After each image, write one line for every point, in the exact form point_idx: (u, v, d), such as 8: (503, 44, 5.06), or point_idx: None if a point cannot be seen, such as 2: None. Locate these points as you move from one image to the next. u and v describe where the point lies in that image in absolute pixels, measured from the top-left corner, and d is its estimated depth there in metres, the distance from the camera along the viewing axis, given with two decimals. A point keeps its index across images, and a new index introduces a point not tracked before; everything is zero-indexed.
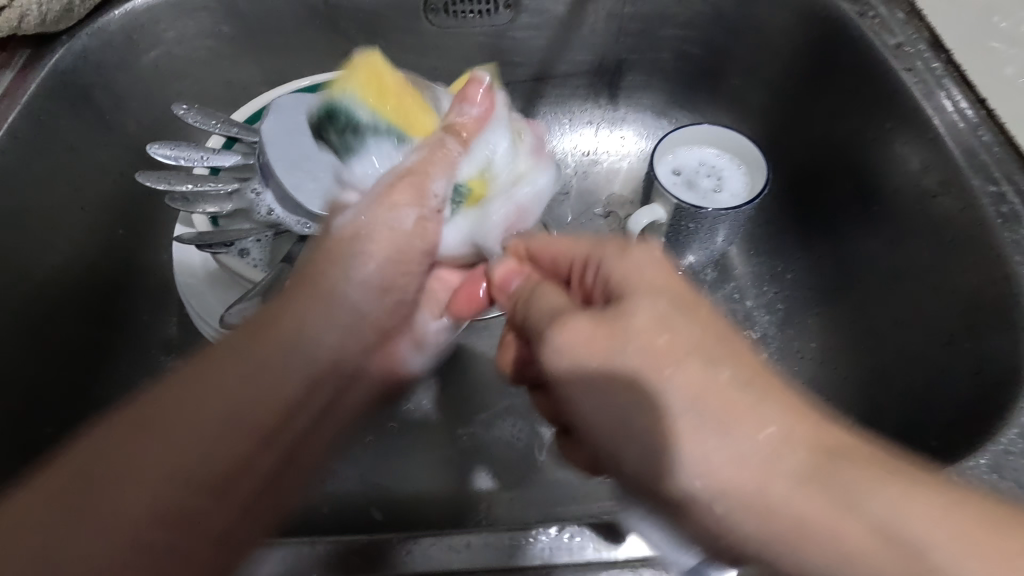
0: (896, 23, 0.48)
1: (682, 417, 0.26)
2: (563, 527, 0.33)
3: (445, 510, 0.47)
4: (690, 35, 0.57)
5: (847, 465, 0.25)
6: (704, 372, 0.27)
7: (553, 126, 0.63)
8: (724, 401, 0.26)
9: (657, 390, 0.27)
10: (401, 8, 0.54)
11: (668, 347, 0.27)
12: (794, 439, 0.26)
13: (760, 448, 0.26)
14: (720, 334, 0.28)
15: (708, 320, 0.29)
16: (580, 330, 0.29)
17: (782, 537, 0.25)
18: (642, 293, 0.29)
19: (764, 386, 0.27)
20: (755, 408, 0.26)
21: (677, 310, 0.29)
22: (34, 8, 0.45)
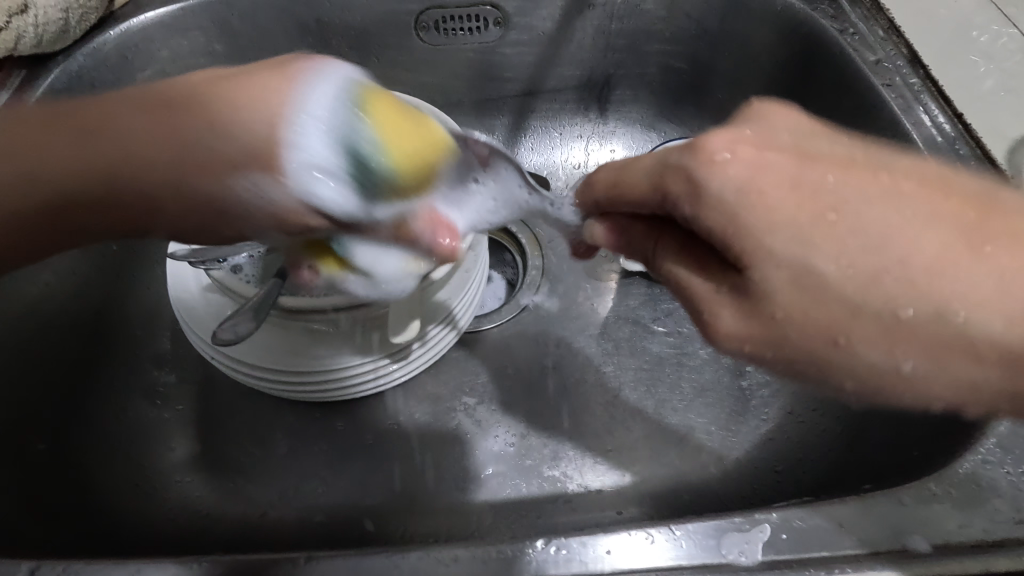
0: (875, 40, 0.50)
1: (890, 376, 0.26)
2: (549, 541, 0.32)
3: (436, 520, 0.47)
4: (676, 50, 0.58)
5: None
6: (880, 316, 0.25)
7: (542, 139, 0.65)
8: (918, 344, 0.26)
9: (849, 362, 0.26)
10: (391, 26, 0.56)
11: (835, 321, 0.26)
12: (988, 327, 0.25)
13: (962, 370, 0.26)
14: (858, 250, 0.25)
15: (841, 230, 0.25)
16: (727, 318, 0.27)
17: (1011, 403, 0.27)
18: (759, 261, 0.26)
19: (933, 297, 0.25)
20: (954, 330, 0.26)
21: (813, 249, 0.25)
22: (31, 29, 0.45)
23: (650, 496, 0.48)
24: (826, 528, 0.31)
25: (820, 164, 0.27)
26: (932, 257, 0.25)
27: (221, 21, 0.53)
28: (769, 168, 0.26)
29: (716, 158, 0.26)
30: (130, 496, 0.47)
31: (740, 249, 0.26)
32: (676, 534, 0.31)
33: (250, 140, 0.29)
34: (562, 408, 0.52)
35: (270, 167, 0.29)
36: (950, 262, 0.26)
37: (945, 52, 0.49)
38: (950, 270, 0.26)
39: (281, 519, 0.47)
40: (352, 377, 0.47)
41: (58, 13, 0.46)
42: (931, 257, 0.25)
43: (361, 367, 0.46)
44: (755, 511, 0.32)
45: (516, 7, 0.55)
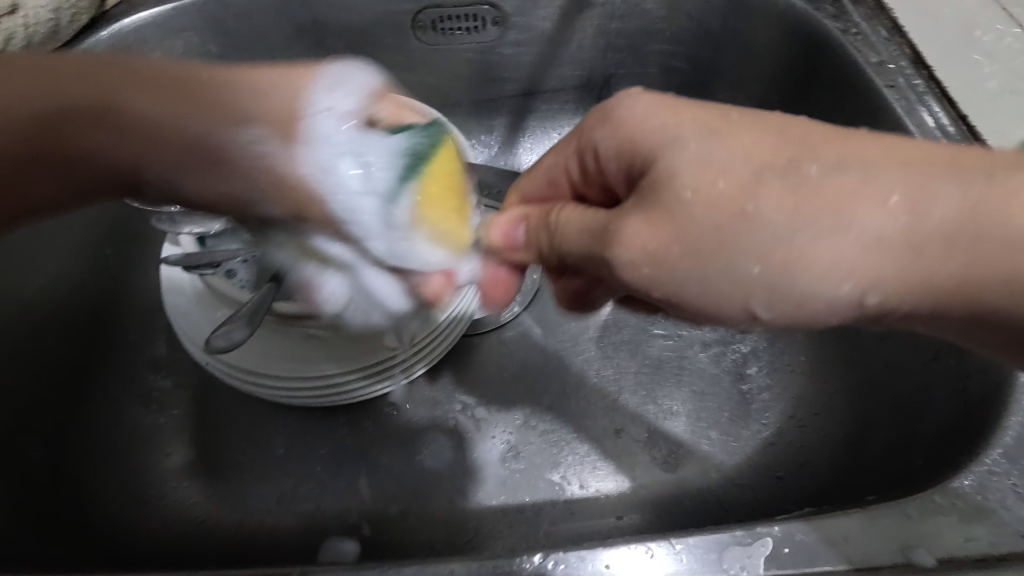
0: (879, 40, 0.49)
1: (787, 249, 0.26)
2: (547, 555, 0.31)
3: (432, 526, 0.47)
4: (676, 50, 0.57)
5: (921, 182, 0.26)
6: (784, 184, 0.27)
7: (541, 140, 0.64)
8: (830, 213, 0.26)
9: (747, 235, 0.27)
10: (389, 26, 0.55)
11: (734, 192, 0.27)
12: (896, 210, 0.25)
13: (868, 252, 0.26)
14: (754, 142, 0.28)
15: (725, 136, 0.28)
16: (636, 227, 0.28)
17: (939, 291, 0.26)
18: (667, 150, 0.29)
19: (816, 162, 0.27)
20: (816, 202, 0.26)
21: (709, 151, 0.28)
22: (21, 29, 0.44)
23: (649, 504, 0.47)
24: (830, 541, 0.30)
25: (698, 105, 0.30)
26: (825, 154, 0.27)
27: (216, 20, 0.52)
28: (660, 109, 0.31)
29: (619, 114, 0.32)
30: (124, 506, 0.46)
31: (649, 154, 0.30)
32: (677, 548, 0.31)
33: (249, 106, 0.33)
34: (562, 413, 0.52)
35: (287, 136, 0.33)
36: (804, 152, 0.27)
37: (949, 53, 0.48)
38: (840, 158, 0.27)
39: (278, 525, 0.47)
40: (355, 381, 0.46)
41: (49, 13, 0.46)
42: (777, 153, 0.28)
43: (361, 376, 0.46)
44: (757, 524, 0.31)
45: (515, 6, 0.54)
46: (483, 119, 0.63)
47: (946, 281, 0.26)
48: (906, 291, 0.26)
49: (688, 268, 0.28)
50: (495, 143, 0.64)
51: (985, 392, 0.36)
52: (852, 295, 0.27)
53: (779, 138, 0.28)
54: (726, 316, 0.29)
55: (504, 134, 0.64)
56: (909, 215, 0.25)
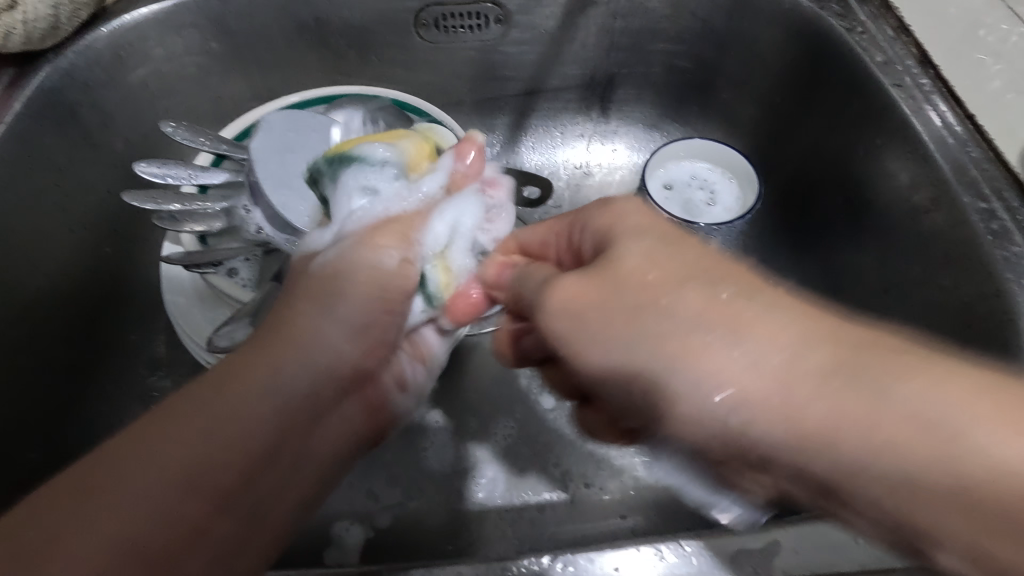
0: (885, 40, 0.49)
1: (675, 340, 0.26)
2: (556, 557, 0.31)
3: (434, 528, 0.47)
4: (680, 49, 0.57)
5: (869, 402, 0.24)
6: (702, 292, 0.27)
7: (544, 138, 0.63)
8: (749, 343, 0.25)
9: (648, 322, 0.27)
10: (392, 24, 0.54)
11: (655, 281, 0.27)
12: (768, 356, 0.25)
13: (783, 398, 0.25)
14: (698, 257, 0.28)
15: (677, 242, 0.29)
16: (576, 284, 0.29)
17: (788, 431, 0.25)
18: (628, 240, 0.29)
19: (725, 288, 0.27)
20: (722, 306, 0.26)
21: (653, 253, 0.28)
22: (21, 26, 0.44)
23: (654, 505, 0.47)
24: (837, 543, 0.31)
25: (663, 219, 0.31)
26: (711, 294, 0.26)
27: (217, 18, 0.52)
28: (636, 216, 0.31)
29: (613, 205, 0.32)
30: None
31: (602, 232, 0.31)
32: (686, 550, 0.30)
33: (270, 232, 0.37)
34: (565, 414, 0.51)
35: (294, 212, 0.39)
36: (756, 292, 0.27)
37: (956, 52, 0.48)
38: (755, 312, 0.26)
39: None
40: None
41: (48, 8, 0.45)
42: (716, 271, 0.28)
43: None
44: (767, 527, 0.31)
45: (518, 4, 0.54)
46: (486, 118, 0.62)
47: (904, 450, 0.23)
48: (772, 419, 0.25)
49: (599, 326, 0.28)
50: (497, 142, 0.63)
51: None
52: (715, 405, 0.26)
53: (758, 280, 0.27)
54: (616, 390, 0.29)
55: (506, 133, 0.63)
56: (794, 380, 0.25)
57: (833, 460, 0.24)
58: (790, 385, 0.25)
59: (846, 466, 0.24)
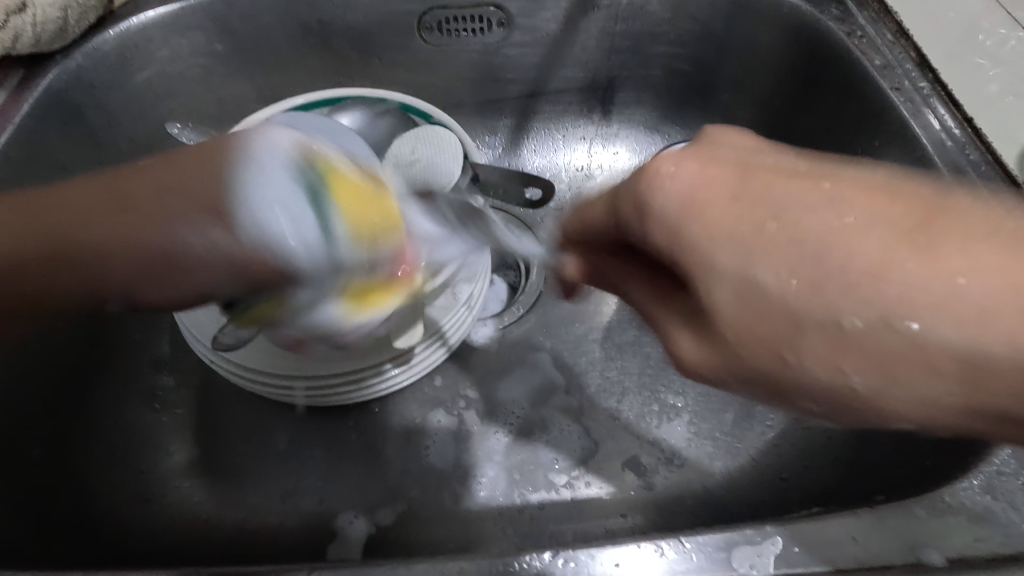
0: (884, 43, 0.49)
1: (850, 360, 0.22)
2: (557, 553, 0.31)
3: (437, 526, 0.47)
4: (680, 52, 0.58)
5: (1016, 316, 0.21)
6: (829, 331, 0.22)
7: (545, 141, 0.64)
8: (881, 363, 0.22)
9: (795, 378, 0.24)
10: (395, 27, 0.55)
11: (784, 333, 0.23)
12: (938, 332, 0.21)
13: (945, 385, 0.22)
14: (833, 242, 0.22)
15: (765, 245, 0.23)
16: (689, 346, 0.26)
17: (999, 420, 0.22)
18: (703, 275, 0.24)
19: (882, 306, 0.21)
20: (880, 295, 0.21)
21: (754, 259, 0.23)
22: (29, 28, 0.45)
23: (655, 505, 0.47)
24: (836, 540, 0.31)
25: (761, 171, 0.24)
26: (868, 270, 0.22)
27: (222, 20, 0.53)
28: (712, 165, 0.25)
29: (661, 171, 0.25)
30: (129, 503, 0.46)
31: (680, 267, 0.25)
32: (686, 547, 0.31)
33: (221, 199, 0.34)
34: (565, 415, 0.52)
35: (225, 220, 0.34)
36: (907, 252, 0.22)
37: (953, 56, 0.49)
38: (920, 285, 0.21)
39: (282, 525, 0.47)
40: (385, 366, 0.46)
41: (56, 11, 0.45)
42: (879, 253, 0.21)
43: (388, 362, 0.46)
44: (766, 523, 0.31)
45: (520, 7, 0.54)
46: (487, 120, 0.63)
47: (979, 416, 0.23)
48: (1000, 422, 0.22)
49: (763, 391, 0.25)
50: (498, 144, 0.64)
51: None
52: None
53: (893, 245, 0.22)
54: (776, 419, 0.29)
55: (508, 135, 0.64)
56: (1002, 350, 0.21)
57: None
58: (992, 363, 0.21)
59: None
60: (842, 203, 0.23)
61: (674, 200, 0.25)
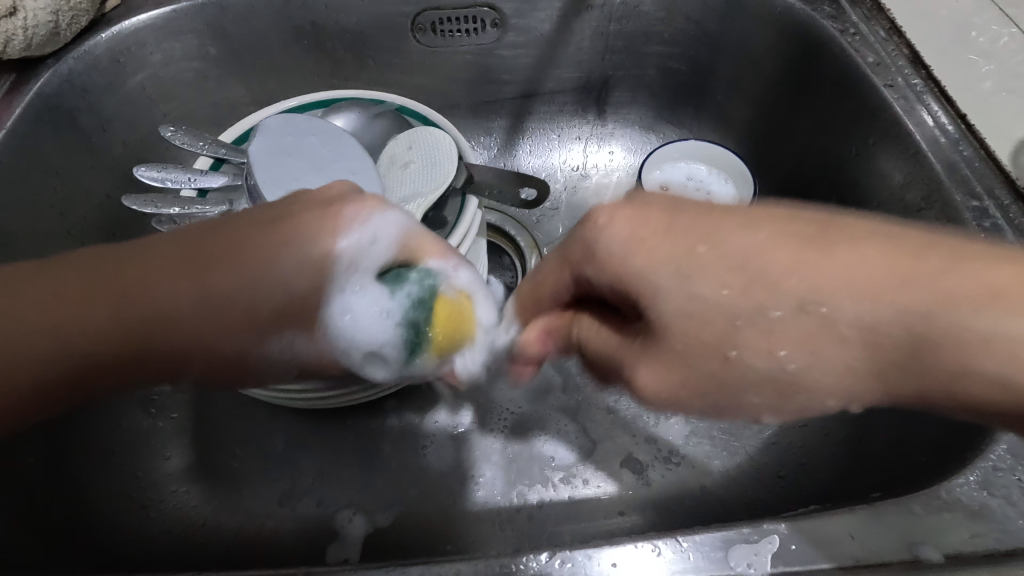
0: (877, 40, 0.49)
1: (776, 372, 0.27)
2: (553, 554, 0.31)
3: (435, 528, 0.47)
4: (674, 51, 0.58)
5: (895, 289, 0.25)
6: (757, 325, 0.27)
7: (541, 141, 0.64)
8: (800, 347, 0.27)
9: (738, 375, 0.28)
10: (388, 28, 0.55)
11: (713, 341, 0.28)
12: (851, 319, 0.26)
13: (852, 366, 0.27)
14: (736, 257, 0.27)
15: (697, 269, 0.28)
16: (646, 374, 0.30)
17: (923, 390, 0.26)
18: (649, 291, 0.29)
19: (795, 297, 0.26)
20: (793, 288, 0.26)
21: (693, 277, 0.28)
22: (20, 32, 0.45)
23: (653, 505, 0.47)
24: (832, 537, 0.31)
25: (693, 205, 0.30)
26: (776, 268, 0.27)
27: (215, 23, 0.52)
28: (649, 208, 0.30)
29: (598, 220, 0.30)
30: (124, 511, 0.45)
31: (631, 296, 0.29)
32: (683, 546, 0.31)
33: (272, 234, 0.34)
34: (562, 416, 0.51)
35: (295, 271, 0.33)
36: (804, 255, 0.27)
37: (946, 53, 0.49)
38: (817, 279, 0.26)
39: (278, 530, 0.47)
40: None
41: (48, 15, 0.45)
42: (788, 258, 0.27)
43: None
44: (763, 522, 0.31)
45: (513, 8, 0.54)
46: (482, 121, 0.63)
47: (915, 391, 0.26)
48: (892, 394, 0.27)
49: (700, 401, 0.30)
50: (494, 144, 0.64)
51: None
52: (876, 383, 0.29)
53: (794, 246, 0.27)
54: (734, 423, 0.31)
55: (503, 136, 0.64)
56: (883, 329, 0.25)
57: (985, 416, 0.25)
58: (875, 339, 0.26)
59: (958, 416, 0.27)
60: (755, 218, 0.28)
61: (611, 236, 0.30)
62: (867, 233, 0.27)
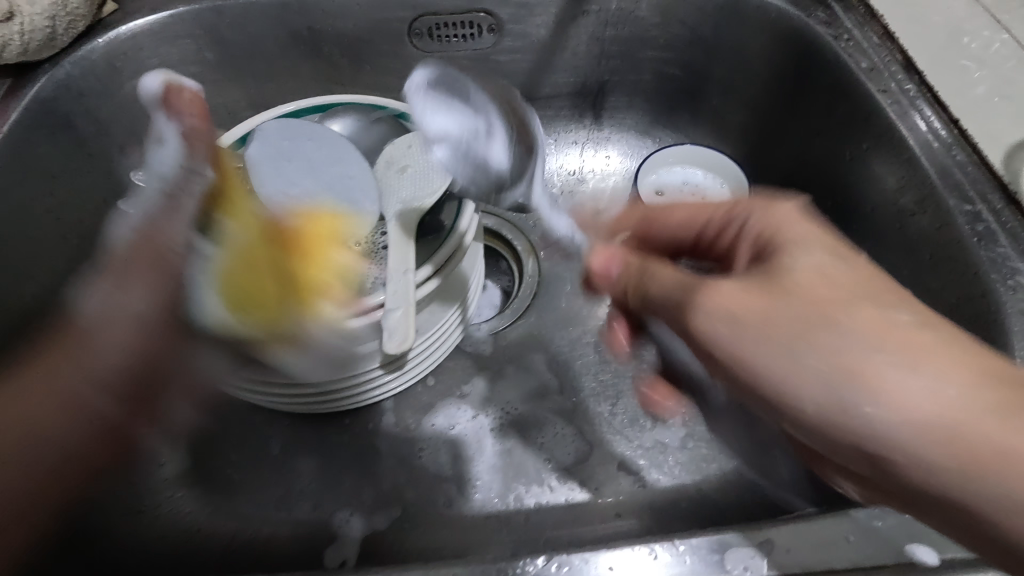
0: (871, 46, 0.50)
1: (835, 364, 0.28)
2: (551, 557, 0.31)
3: (432, 533, 0.47)
4: (669, 57, 0.58)
5: (974, 378, 0.27)
6: (880, 313, 0.29)
7: (537, 146, 0.64)
8: (902, 347, 0.27)
9: (789, 298, 0.30)
10: (385, 33, 0.55)
11: (840, 284, 0.30)
12: (899, 406, 0.27)
13: (948, 392, 0.26)
14: (863, 266, 0.31)
15: (847, 260, 0.31)
16: (734, 291, 0.30)
17: (953, 455, 0.26)
18: (796, 250, 0.32)
19: (891, 300, 0.30)
20: (884, 286, 0.30)
21: (804, 248, 0.32)
22: (17, 37, 0.45)
23: (649, 509, 0.47)
24: (829, 539, 0.31)
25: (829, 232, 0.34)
26: (861, 278, 0.30)
27: (212, 29, 0.53)
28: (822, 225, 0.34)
29: (776, 204, 0.36)
30: (117, 516, 0.46)
31: (784, 243, 0.33)
32: (680, 549, 0.31)
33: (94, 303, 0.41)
34: (558, 420, 0.51)
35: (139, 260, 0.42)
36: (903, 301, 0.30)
37: (939, 58, 0.49)
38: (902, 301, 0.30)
39: (274, 535, 0.46)
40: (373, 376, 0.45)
41: (45, 20, 0.45)
42: (867, 276, 0.31)
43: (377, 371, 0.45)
44: (759, 525, 0.31)
45: (509, 13, 0.55)
46: None
47: (920, 467, 0.27)
48: (939, 463, 0.26)
49: (761, 340, 0.29)
50: None
51: None
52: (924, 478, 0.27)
53: (887, 293, 0.30)
54: (760, 392, 0.30)
55: None
56: (950, 395, 0.26)
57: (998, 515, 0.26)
58: (910, 413, 0.27)
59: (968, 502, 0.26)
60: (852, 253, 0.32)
61: (780, 210, 0.35)
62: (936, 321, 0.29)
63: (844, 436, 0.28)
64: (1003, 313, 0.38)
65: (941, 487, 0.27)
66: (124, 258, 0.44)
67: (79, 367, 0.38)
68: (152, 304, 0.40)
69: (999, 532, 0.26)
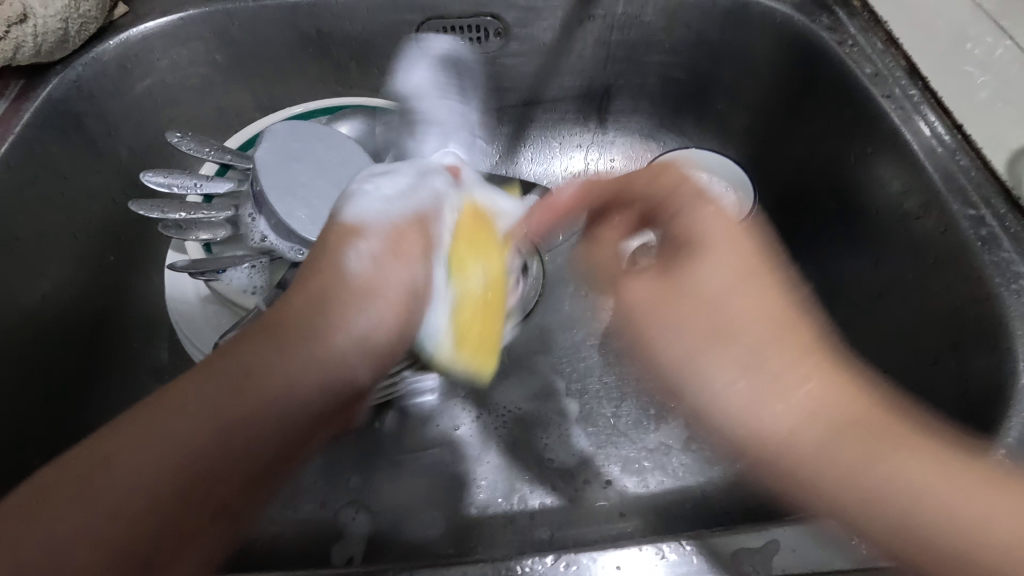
0: (875, 52, 0.50)
1: (755, 383, 0.33)
2: (559, 556, 0.31)
3: (437, 532, 0.47)
4: (674, 61, 0.58)
5: (876, 457, 0.31)
6: (744, 352, 0.34)
7: (542, 149, 0.65)
8: (750, 388, 0.33)
9: (713, 305, 0.35)
10: (392, 36, 0.56)
11: (785, 326, 0.34)
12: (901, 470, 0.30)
13: (829, 419, 0.32)
14: (762, 296, 0.35)
15: (762, 292, 0.35)
16: (643, 284, 0.38)
17: (775, 472, 0.33)
18: (707, 258, 0.36)
19: (746, 340, 0.34)
20: (756, 330, 0.34)
21: (716, 264, 0.36)
22: (31, 39, 0.45)
23: (653, 511, 0.48)
24: None
25: (769, 270, 0.37)
26: (734, 303, 0.35)
27: (222, 32, 0.53)
28: (741, 259, 0.36)
29: (707, 203, 0.38)
30: None
31: (703, 242, 0.37)
32: (687, 549, 0.31)
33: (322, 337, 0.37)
34: (562, 420, 0.52)
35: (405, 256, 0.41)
36: (785, 324, 0.34)
37: (943, 63, 0.49)
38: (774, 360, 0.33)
39: (283, 533, 0.47)
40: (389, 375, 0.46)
41: (57, 22, 0.46)
42: (776, 312, 0.34)
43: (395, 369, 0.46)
44: None
45: (516, 17, 0.55)
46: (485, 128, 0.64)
47: (878, 506, 0.30)
48: (821, 442, 0.31)
49: (725, 347, 0.34)
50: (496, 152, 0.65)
51: (983, 393, 0.38)
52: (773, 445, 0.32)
53: (784, 347, 0.33)
54: (657, 358, 0.37)
55: (505, 143, 0.64)
56: (810, 423, 0.32)
57: (835, 503, 0.31)
58: (794, 450, 0.32)
59: (811, 501, 0.32)
60: (740, 286, 0.35)
61: (680, 207, 0.39)
62: (863, 393, 0.33)
63: (719, 427, 0.34)
64: (1006, 318, 0.38)
65: (833, 496, 0.31)
66: (361, 284, 0.39)
67: (276, 386, 0.34)
68: (326, 392, 0.36)
69: (797, 498, 0.33)
